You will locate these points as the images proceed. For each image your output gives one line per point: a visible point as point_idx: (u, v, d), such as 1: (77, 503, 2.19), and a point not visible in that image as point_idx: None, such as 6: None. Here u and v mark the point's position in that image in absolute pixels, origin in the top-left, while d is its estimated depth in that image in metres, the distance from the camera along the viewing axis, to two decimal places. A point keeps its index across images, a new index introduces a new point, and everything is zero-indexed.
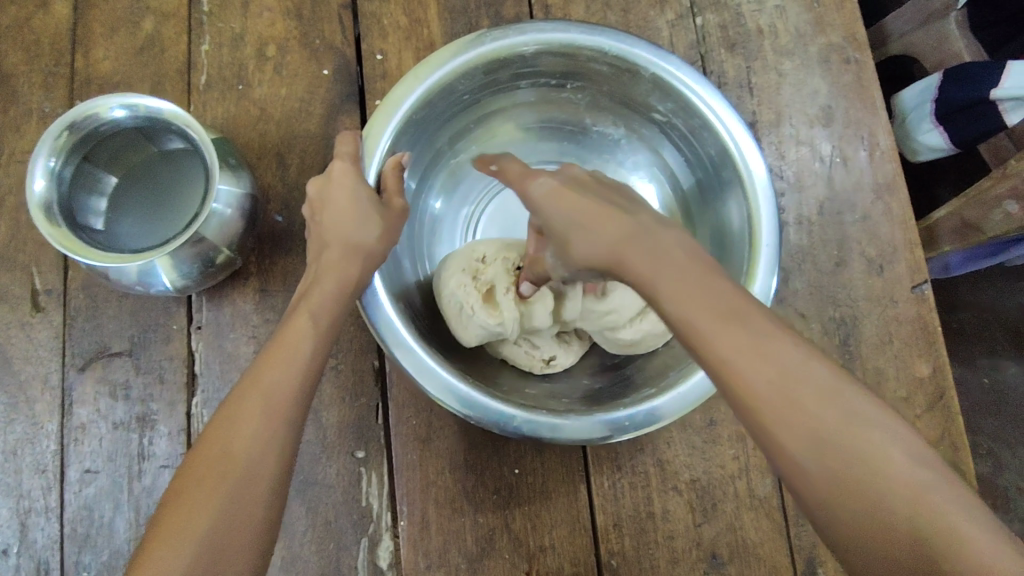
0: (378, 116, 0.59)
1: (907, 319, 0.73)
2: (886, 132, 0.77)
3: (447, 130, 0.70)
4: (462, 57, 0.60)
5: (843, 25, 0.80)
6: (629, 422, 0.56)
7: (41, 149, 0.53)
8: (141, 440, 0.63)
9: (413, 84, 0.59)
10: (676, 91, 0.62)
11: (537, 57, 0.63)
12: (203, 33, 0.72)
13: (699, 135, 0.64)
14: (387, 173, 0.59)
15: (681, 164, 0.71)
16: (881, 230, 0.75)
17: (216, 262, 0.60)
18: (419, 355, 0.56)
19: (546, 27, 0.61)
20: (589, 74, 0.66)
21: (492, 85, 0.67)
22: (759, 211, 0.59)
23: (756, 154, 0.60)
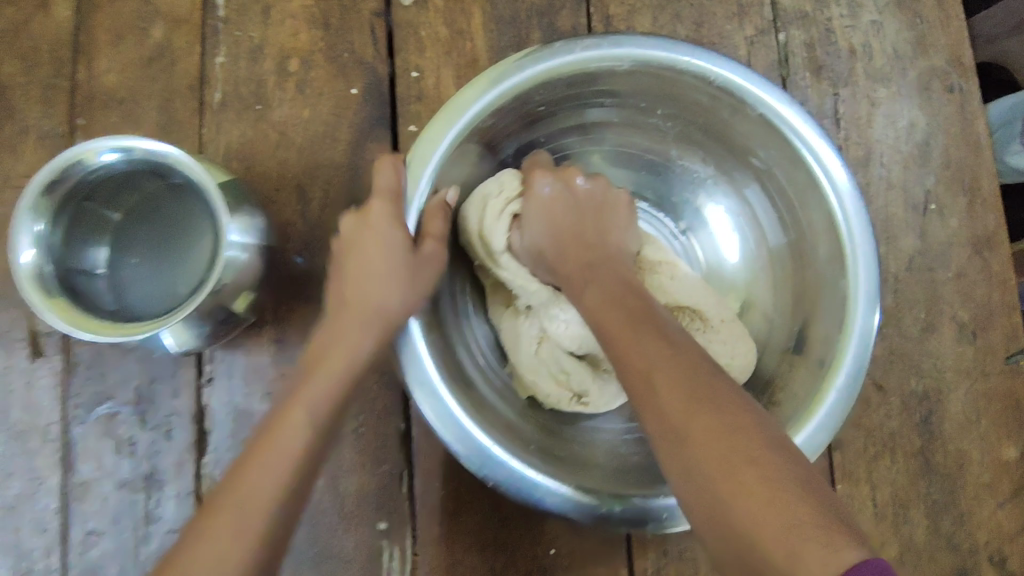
0: (427, 137, 0.50)
1: (997, 394, 0.65)
2: (988, 177, 0.67)
3: (511, 144, 0.61)
4: (547, 63, 0.52)
5: (948, 46, 0.69)
6: (670, 514, 0.48)
7: (21, 211, 0.47)
8: (147, 501, 0.58)
9: (486, 87, 0.51)
10: (786, 141, 0.54)
11: (629, 75, 0.55)
12: (218, 43, 0.64)
13: (802, 196, 0.56)
14: (431, 210, 0.53)
15: (769, 223, 0.62)
16: (976, 290, 0.66)
17: (228, 319, 0.54)
18: (451, 411, 0.48)
19: (649, 42, 0.53)
20: (684, 101, 0.58)
21: (573, 98, 0.58)
22: (858, 290, 0.51)
23: (866, 224, 0.52)
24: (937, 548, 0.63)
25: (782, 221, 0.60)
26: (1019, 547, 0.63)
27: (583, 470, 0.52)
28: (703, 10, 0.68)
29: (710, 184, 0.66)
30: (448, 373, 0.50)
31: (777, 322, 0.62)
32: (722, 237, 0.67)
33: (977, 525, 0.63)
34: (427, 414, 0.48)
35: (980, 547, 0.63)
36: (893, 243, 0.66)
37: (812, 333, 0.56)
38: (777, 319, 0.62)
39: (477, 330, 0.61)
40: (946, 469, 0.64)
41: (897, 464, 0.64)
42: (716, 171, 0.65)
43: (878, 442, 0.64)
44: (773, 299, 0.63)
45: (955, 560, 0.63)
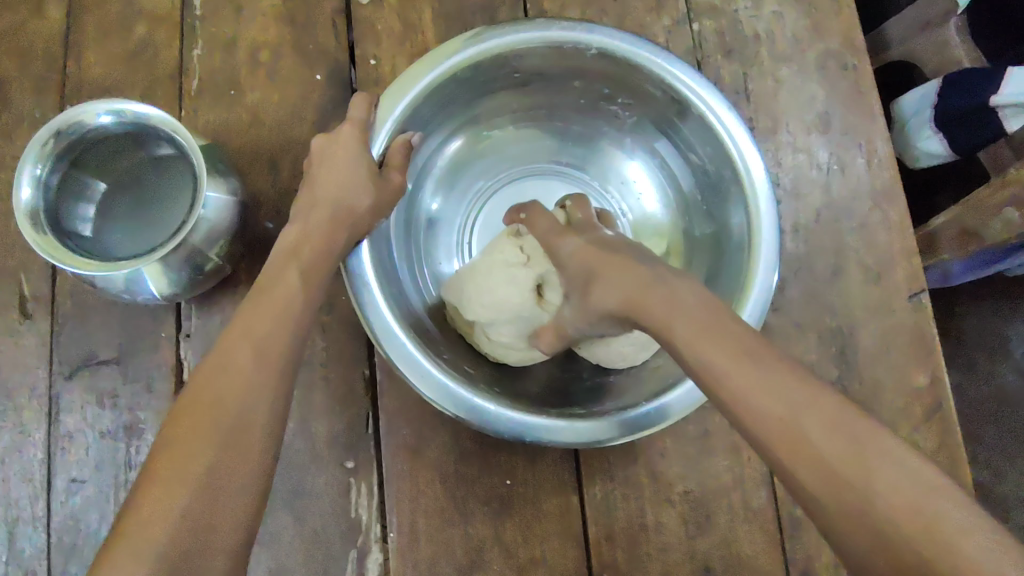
0: (399, 83, 0.58)
1: (904, 328, 0.72)
2: (882, 139, 0.76)
3: (485, 103, 0.69)
4: (522, 36, 0.60)
5: (839, 31, 0.79)
6: (616, 429, 0.54)
7: (26, 157, 0.53)
8: (129, 448, 0.62)
9: (468, 43, 0.60)
10: (717, 135, 0.61)
11: (594, 61, 0.63)
12: (196, 38, 0.71)
13: (728, 188, 0.63)
14: (395, 147, 0.60)
15: (696, 204, 0.70)
16: (878, 238, 0.74)
17: (205, 270, 0.60)
18: (401, 341, 0.54)
19: (619, 36, 0.61)
20: (641, 94, 0.66)
21: (542, 73, 0.66)
22: (757, 273, 0.58)
23: (775, 222, 0.59)
24: None
25: (708, 204, 0.68)
26: (936, 466, 0.69)
27: (524, 401, 0.58)
28: (626, 5, 0.78)
29: (653, 168, 0.74)
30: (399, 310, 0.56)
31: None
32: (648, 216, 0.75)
33: None
34: (378, 343, 0.54)
35: None
36: (801, 199, 0.74)
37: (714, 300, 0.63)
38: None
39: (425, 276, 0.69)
40: (863, 397, 0.70)
41: None
42: (660, 159, 0.73)
43: None
44: (687, 271, 0.70)
45: None
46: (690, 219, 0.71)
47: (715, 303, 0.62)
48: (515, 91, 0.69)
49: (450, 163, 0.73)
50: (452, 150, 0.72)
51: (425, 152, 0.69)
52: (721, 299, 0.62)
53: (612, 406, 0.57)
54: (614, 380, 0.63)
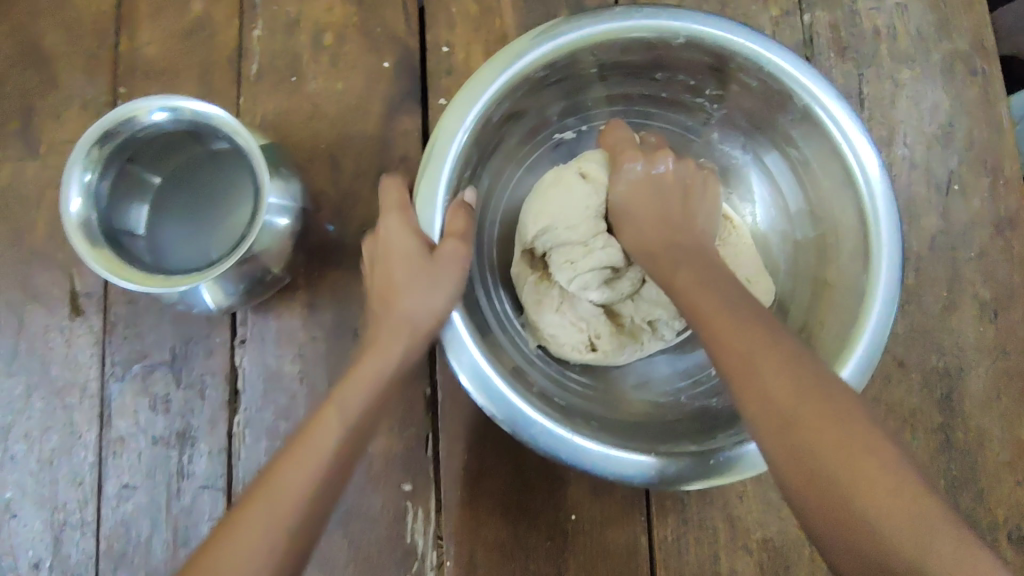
0: (465, 93, 0.51)
1: (1019, 373, 0.65)
2: (1012, 158, 0.67)
3: (560, 101, 0.62)
4: (605, 23, 0.53)
5: (971, 29, 0.69)
6: (716, 466, 0.49)
7: (73, 161, 0.49)
8: (181, 457, 0.60)
9: (543, 36, 0.53)
10: (823, 128, 0.54)
11: (684, 50, 0.56)
12: (256, 18, 0.66)
13: (835, 185, 0.56)
14: (452, 215, 0.51)
15: (802, 216, 0.62)
16: (999, 271, 0.66)
17: (263, 280, 0.56)
18: (490, 378, 0.48)
19: (707, 20, 0.54)
20: (734, 85, 0.59)
21: (625, 66, 0.59)
22: (876, 288, 0.51)
23: (895, 227, 0.52)
24: None
25: (813, 213, 0.61)
26: None
27: (614, 431, 0.53)
28: None
29: (751, 169, 0.66)
30: (478, 333, 0.52)
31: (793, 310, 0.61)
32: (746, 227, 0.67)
33: (999, 503, 0.63)
34: (460, 376, 0.49)
35: (1000, 525, 0.63)
36: (914, 222, 0.66)
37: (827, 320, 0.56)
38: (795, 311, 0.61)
39: (501, 294, 0.62)
40: (966, 446, 0.64)
41: (917, 441, 0.64)
42: (758, 158, 0.65)
43: (898, 418, 0.64)
44: (793, 289, 0.62)
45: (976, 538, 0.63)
46: (795, 229, 0.64)
47: (830, 324, 0.55)
48: (592, 87, 0.62)
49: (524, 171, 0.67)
50: (526, 160, 0.66)
51: (496, 163, 0.62)
52: (841, 307, 0.55)
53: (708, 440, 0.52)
54: (712, 407, 0.57)
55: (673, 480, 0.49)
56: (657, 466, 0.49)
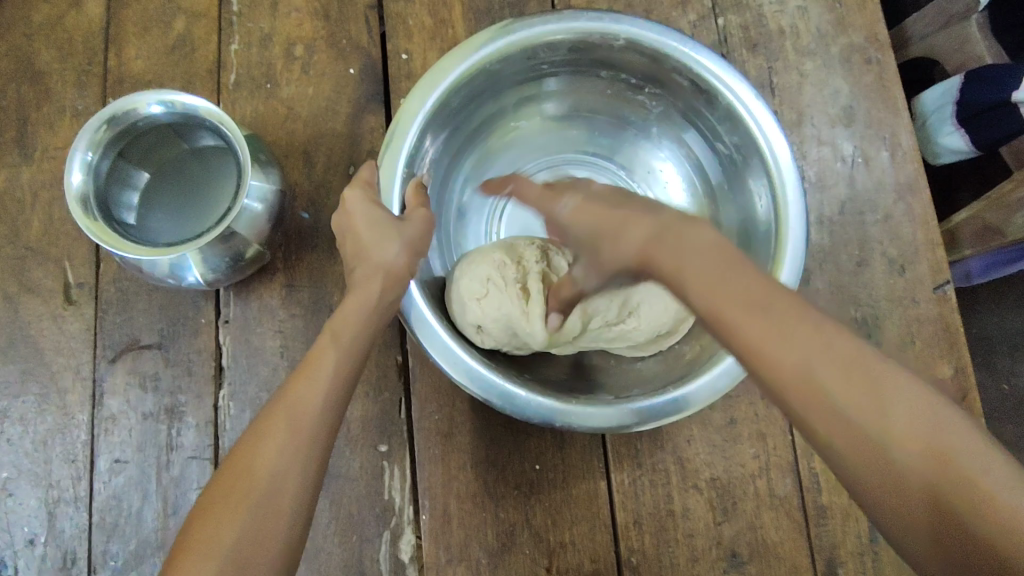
0: (426, 80, 0.60)
1: (929, 319, 0.72)
2: (907, 133, 0.77)
3: (515, 93, 0.71)
4: (553, 25, 0.62)
5: (863, 26, 0.80)
6: (649, 412, 0.55)
7: (79, 141, 0.55)
8: (169, 431, 0.64)
9: (501, 32, 0.61)
10: (744, 124, 0.62)
11: (623, 51, 0.65)
12: (233, 34, 0.73)
13: (753, 171, 0.64)
14: (411, 195, 0.60)
15: (722, 194, 0.71)
16: (903, 230, 0.74)
17: (245, 257, 0.61)
18: (446, 343, 0.56)
19: (645, 26, 0.62)
20: (670, 85, 0.67)
21: (573, 62, 0.68)
22: (784, 259, 0.58)
23: (803, 216, 0.59)
24: None
25: (734, 197, 0.69)
26: None
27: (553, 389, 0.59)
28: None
29: (679, 155, 0.76)
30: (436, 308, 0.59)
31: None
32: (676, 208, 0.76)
33: None
34: (416, 334, 0.57)
35: None
36: (826, 192, 0.75)
37: None
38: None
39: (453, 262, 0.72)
40: None
41: None
42: (685, 147, 0.74)
43: None
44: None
45: None
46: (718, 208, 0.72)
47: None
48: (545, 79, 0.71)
49: (478, 154, 0.76)
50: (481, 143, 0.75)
51: (456, 143, 0.71)
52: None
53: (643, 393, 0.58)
54: (639, 368, 0.66)
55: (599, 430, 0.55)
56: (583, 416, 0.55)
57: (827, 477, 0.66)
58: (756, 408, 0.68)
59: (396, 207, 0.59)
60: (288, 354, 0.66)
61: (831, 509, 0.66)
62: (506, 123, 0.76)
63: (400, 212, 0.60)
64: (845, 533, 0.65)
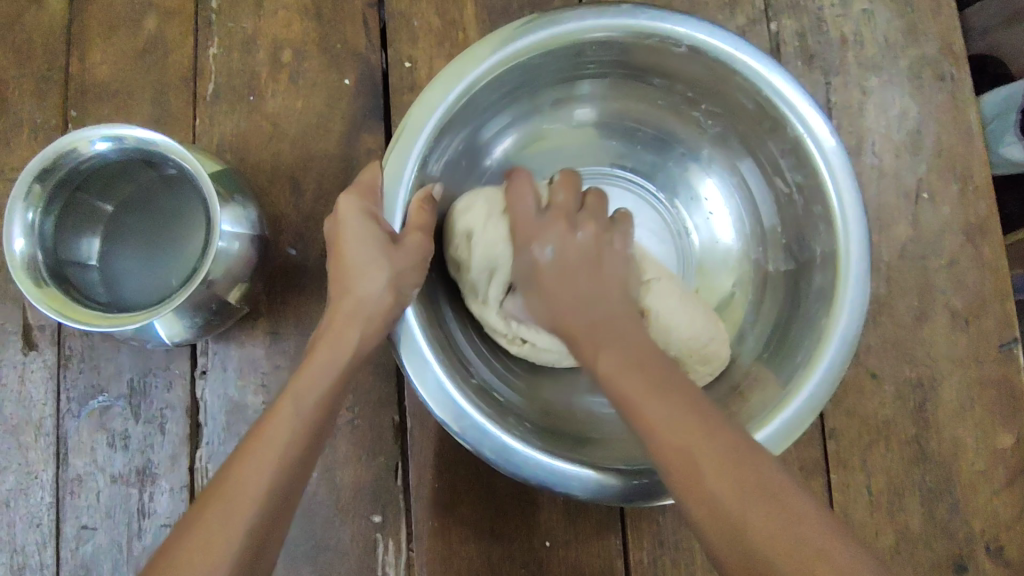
0: (451, 72, 0.50)
1: (991, 381, 0.65)
2: (980, 164, 0.67)
3: (551, 90, 0.61)
4: (607, 17, 0.52)
5: (938, 35, 0.69)
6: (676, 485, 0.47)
7: (15, 200, 0.47)
8: (142, 495, 0.58)
9: (541, 23, 0.51)
10: (815, 164, 0.53)
11: (682, 59, 0.55)
12: (211, 35, 0.64)
13: (815, 229, 0.55)
14: (414, 211, 0.50)
15: (774, 238, 0.61)
16: (969, 278, 0.66)
17: (221, 310, 0.54)
18: (445, 386, 0.47)
19: (716, 32, 0.53)
20: (730, 103, 0.58)
21: (623, 64, 0.58)
22: (834, 330, 0.50)
23: (865, 275, 0.51)
24: (932, 536, 0.63)
25: (788, 243, 0.59)
26: (1016, 534, 0.63)
27: (557, 442, 0.51)
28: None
29: (730, 184, 0.65)
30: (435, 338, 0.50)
31: (748, 330, 0.61)
32: (718, 245, 0.66)
33: (972, 513, 0.63)
34: (405, 368, 0.47)
35: (974, 534, 0.63)
36: (885, 232, 0.66)
37: (785, 351, 0.55)
38: (749, 340, 0.61)
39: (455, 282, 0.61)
40: (941, 456, 0.64)
41: (891, 452, 0.64)
42: (738, 175, 0.64)
43: (873, 428, 0.64)
44: (754, 314, 0.62)
45: (949, 546, 0.63)
46: (764, 247, 0.63)
47: (773, 366, 0.55)
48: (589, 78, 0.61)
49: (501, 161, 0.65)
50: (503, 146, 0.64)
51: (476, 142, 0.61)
52: (780, 373, 0.54)
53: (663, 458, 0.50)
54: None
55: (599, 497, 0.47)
56: (588, 479, 0.47)
57: None
58: None
59: (397, 222, 0.49)
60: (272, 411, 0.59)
61: None
62: (538, 127, 0.65)
63: (400, 229, 0.50)
64: None
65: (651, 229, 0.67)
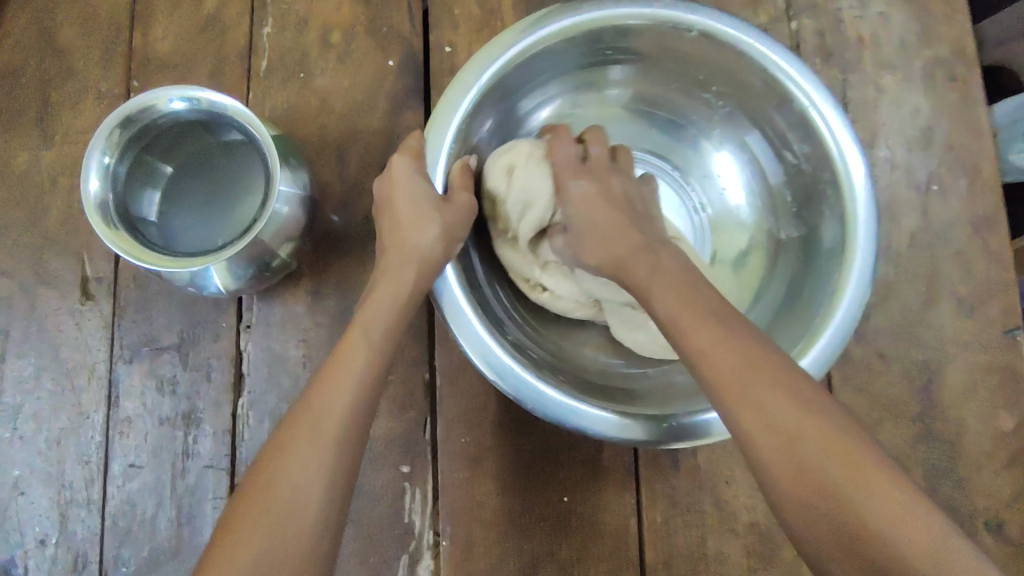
0: (484, 53, 0.54)
1: (995, 366, 0.67)
2: (989, 160, 0.70)
3: (573, 77, 0.66)
4: (629, 6, 0.57)
5: (951, 38, 0.72)
6: (694, 430, 0.51)
7: (94, 145, 0.51)
8: (186, 437, 0.62)
9: (565, 11, 0.56)
10: (822, 140, 0.57)
11: (696, 43, 0.59)
12: (266, 16, 0.68)
13: (824, 196, 0.59)
14: (455, 176, 0.54)
15: (785, 206, 0.66)
16: (976, 267, 0.69)
17: (271, 265, 0.58)
18: (483, 337, 0.51)
19: (725, 19, 0.57)
20: (742, 86, 0.62)
21: (640, 52, 0.63)
22: (847, 284, 0.54)
23: (872, 236, 0.54)
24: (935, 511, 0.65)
25: (799, 211, 0.64)
26: (1016, 513, 0.65)
27: (587, 391, 0.55)
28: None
29: (742, 161, 0.69)
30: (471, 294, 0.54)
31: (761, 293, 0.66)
32: (730, 211, 0.71)
33: (974, 491, 0.65)
34: (447, 321, 0.51)
35: (976, 511, 0.65)
36: (895, 220, 0.69)
37: (801, 305, 0.59)
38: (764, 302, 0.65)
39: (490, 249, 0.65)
40: (945, 436, 0.66)
41: (897, 431, 0.66)
42: (748, 152, 0.68)
43: (880, 406, 0.67)
44: (767, 281, 0.66)
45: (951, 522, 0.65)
46: (776, 220, 0.67)
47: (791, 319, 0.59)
48: (608, 66, 0.65)
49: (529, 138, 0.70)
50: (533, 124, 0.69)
51: (508, 121, 0.65)
52: (799, 322, 0.58)
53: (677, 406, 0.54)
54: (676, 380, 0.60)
55: (630, 439, 0.51)
56: (617, 423, 0.51)
57: None
58: None
59: (439, 185, 0.54)
60: (311, 364, 0.62)
61: None
62: (561, 110, 0.70)
63: (444, 193, 0.54)
64: None
65: (668, 206, 0.72)
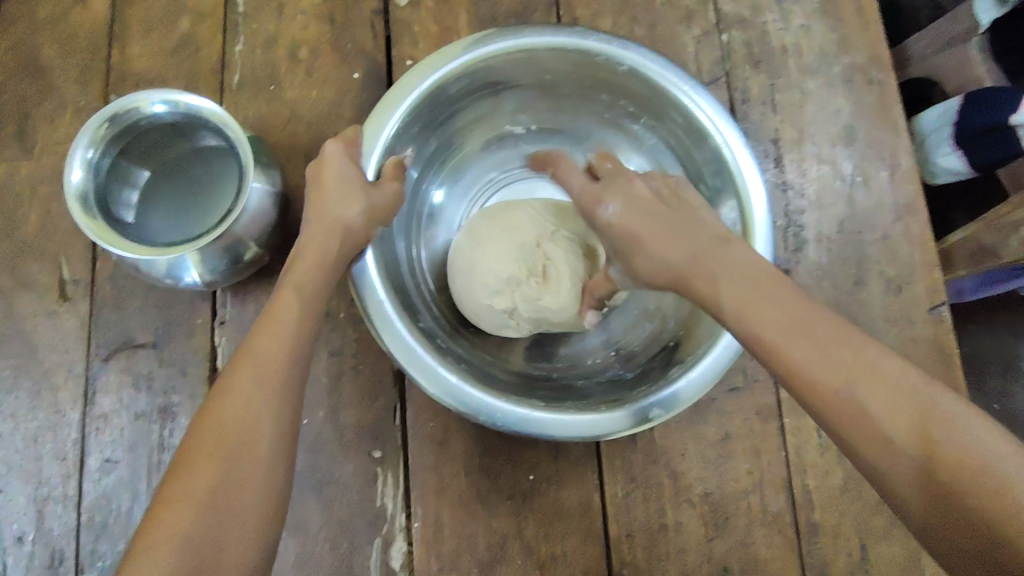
0: (428, 62, 0.60)
1: (924, 341, 0.73)
2: (906, 153, 0.77)
3: (511, 99, 0.70)
4: (565, 38, 0.61)
5: (866, 45, 0.80)
6: (615, 422, 0.55)
7: (80, 140, 0.55)
8: (162, 430, 0.64)
9: (506, 36, 0.61)
10: (725, 162, 0.61)
11: (627, 77, 0.64)
12: (238, 34, 0.73)
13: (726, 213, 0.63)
14: (388, 169, 0.59)
15: None
16: (900, 250, 0.75)
17: (244, 259, 0.61)
18: (408, 342, 0.55)
19: (652, 57, 0.61)
20: (664, 118, 0.66)
21: (576, 80, 0.67)
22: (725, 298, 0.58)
23: (770, 246, 0.58)
24: None
25: None
26: None
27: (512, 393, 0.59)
28: (656, 15, 0.80)
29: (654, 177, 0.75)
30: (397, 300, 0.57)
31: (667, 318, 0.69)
32: None
33: None
34: (375, 326, 0.55)
35: None
36: (824, 209, 0.75)
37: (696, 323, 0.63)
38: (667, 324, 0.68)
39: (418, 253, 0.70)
40: None
41: None
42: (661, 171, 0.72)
43: None
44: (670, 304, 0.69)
45: None
46: None
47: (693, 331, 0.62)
48: (549, 91, 0.70)
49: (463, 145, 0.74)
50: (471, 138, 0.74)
51: (449, 131, 0.70)
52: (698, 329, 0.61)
53: (602, 402, 0.58)
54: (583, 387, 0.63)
55: (554, 434, 0.55)
56: (541, 421, 0.55)
57: (820, 495, 0.66)
58: (751, 423, 0.68)
59: (370, 171, 0.58)
60: None
61: (822, 526, 0.66)
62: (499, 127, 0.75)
63: (374, 179, 0.59)
64: (835, 550, 0.66)
65: None
